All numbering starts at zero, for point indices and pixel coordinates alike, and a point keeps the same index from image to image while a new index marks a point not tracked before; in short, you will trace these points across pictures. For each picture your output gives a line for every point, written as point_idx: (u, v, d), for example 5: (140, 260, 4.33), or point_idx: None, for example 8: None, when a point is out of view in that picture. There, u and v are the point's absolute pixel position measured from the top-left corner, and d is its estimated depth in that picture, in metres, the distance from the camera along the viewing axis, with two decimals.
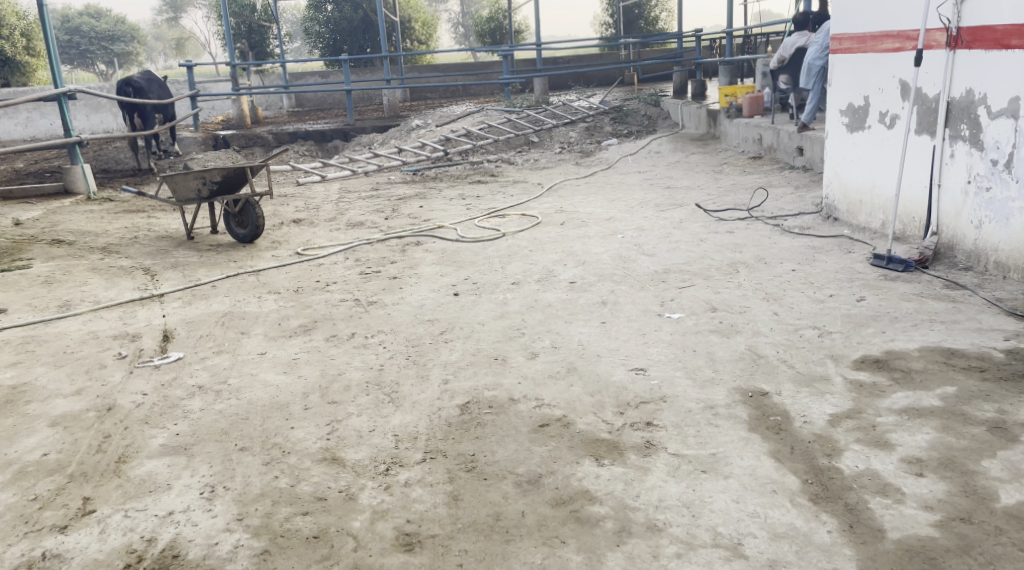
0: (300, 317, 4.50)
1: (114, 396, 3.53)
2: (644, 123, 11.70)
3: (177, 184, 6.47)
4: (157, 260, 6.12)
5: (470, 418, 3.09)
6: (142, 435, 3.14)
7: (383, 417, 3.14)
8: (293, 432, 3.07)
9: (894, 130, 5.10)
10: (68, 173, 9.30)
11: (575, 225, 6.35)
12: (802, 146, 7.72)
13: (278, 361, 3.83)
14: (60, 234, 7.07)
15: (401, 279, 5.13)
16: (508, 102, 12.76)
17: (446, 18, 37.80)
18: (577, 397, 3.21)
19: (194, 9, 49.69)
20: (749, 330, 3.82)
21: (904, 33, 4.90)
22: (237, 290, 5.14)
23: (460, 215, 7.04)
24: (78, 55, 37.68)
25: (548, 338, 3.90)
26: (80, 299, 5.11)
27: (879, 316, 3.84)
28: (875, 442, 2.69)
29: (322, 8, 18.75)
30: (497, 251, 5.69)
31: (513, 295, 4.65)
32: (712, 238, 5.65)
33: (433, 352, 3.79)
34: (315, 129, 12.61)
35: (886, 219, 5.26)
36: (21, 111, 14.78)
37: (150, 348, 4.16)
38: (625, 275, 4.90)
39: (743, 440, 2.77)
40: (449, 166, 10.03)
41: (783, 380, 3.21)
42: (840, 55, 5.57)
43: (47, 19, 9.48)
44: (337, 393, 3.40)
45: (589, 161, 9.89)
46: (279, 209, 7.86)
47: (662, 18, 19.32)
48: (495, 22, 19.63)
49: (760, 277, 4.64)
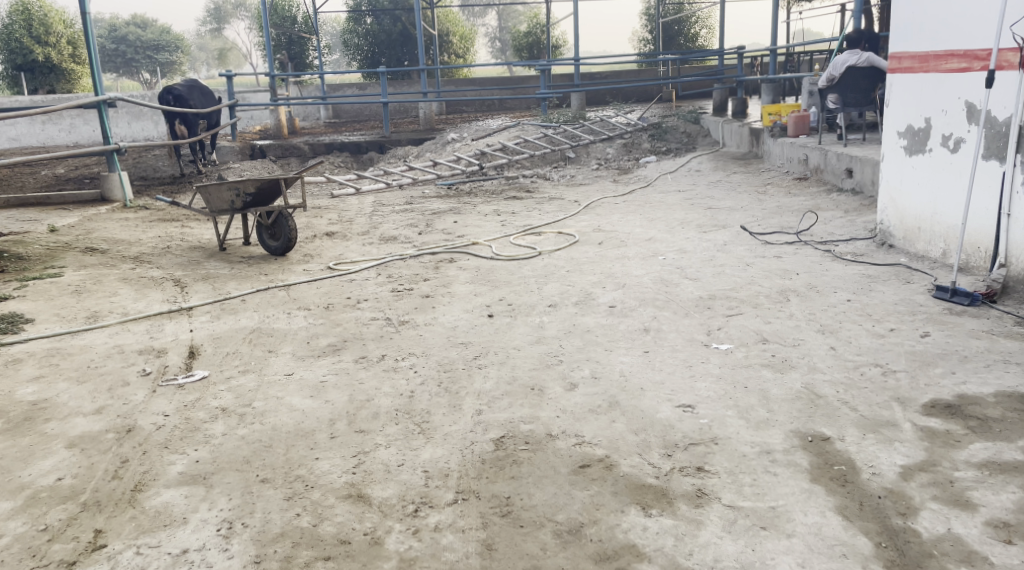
0: (330, 336, 4.34)
1: (135, 416, 3.37)
2: (683, 140, 11.44)
3: (211, 195, 6.37)
4: (188, 271, 6.01)
5: (506, 454, 2.88)
6: (161, 461, 2.97)
7: (413, 450, 2.94)
8: (317, 463, 2.88)
9: (958, 155, 4.85)
10: (106, 181, 9.29)
11: (614, 245, 6.14)
12: (851, 168, 7.43)
13: (306, 383, 3.66)
14: (94, 242, 7.01)
15: (434, 298, 4.96)
16: (545, 117, 12.59)
17: (484, 33, 38.06)
18: (620, 435, 3.00)
19: (236, 19, 50.33)
20: (805, 366, 3.58)
21: (972, 53, 4.66)
22: (267, 305, 4.99)
23: (494, 231, 6.86)
24: (124, 63, 38.60)
25: (588, 367, 3.68)
26: (108, 310, 5.00)
27: (946, 356, 3.60)
28: (954, 501, 2.50)
29: (361, 20, 18.79)
30: (533, 270, 5.50)
31: (550, 318, 4.45)
32: (759, 263, 5.40)
33: (466, 379, 3.59)
34: (350, 141, 12.54)
35: (947, 248, 5.00)
36: (65, 117, 14.95)
37: (175, 364, 4.00)
38: (668, 300, 4.68)
39: (806, 492, 2.57)
40: (484, 181, 9.87)
41: (845, 425, 3.00)
42: (900, 75, 5.32)
43: (88, 26, 9.48)
44: (365, 420, 3.22)
45: (627, 178, 9.67)
46: (312, 221, 7.74)
47: (702, 35, 19.06)
48: (534, 37, 19.53)
49: (813, 308, 4.39)
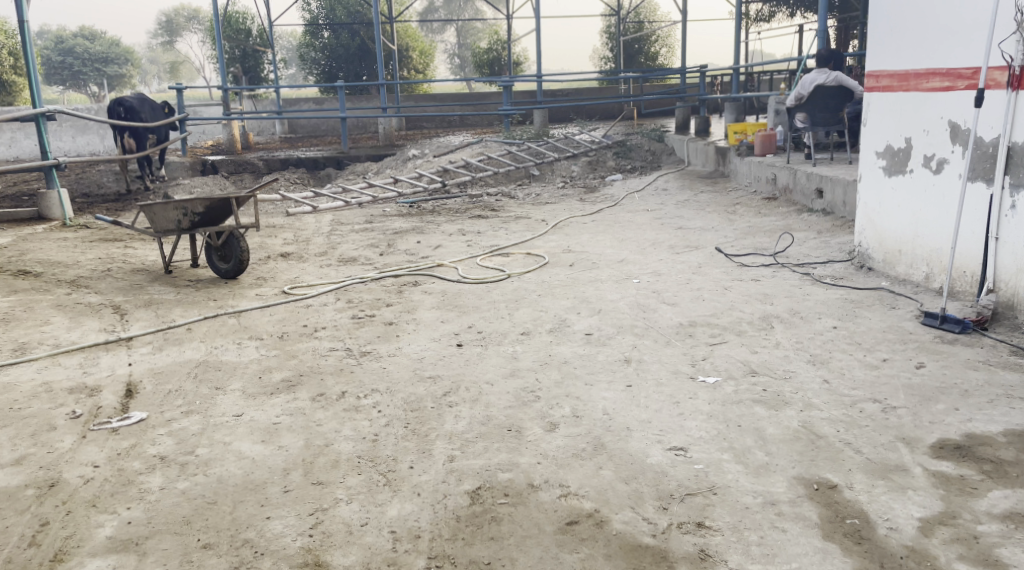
0: (284, 369, 3.99)
1: (60, 468, 3.00)
2: (648, 158, 11.30)
3: (156, 214, 5.97)
4: (130, 296, 5.60)
5: (483, 510, 2.58)
6: (87, 523, 2.62)
7: (378, 506, 2.62)
8: (268, 524, 2.56)
9: (941, 176, 4.69)
10: (43, 198, 8.77)
11: (585, 268, 5.88)
12: (821, 188, 7.28)
13: (257, 426, 3.30)
14: (28, 265, 6.53)
15: (398, 326, 4.63)
16: (507, 134, 12.34)
17: (443, 49, 38.03)
18: (609, 485, 2.71)
19: (189, 33, 49.48)
20: (800, 402, 3.33)
21: (956, 71, 4.51)
22: (215, 335, 4.62)
23: (460, 252, 6.55)
24: (72, 76, 37.55)
25: (568, 405, 3.38)
26: (38, 341, 4.59)
27: (948, 389, 3.39)
28: (982, 561, 2.28)
29: (319, 34, 18.39)
30: (503, 295, 5.20)
31: (524, 348, 4.16)
32: (736, 286, 5.17)
33: (435, 420, 3.27)
34: (308, 157, 12.14)
35: (930, 271, 4.83)
36: (6, 130, 14.29)
37: (109, 405, 3.61)
38: (646, 327, 4.41)
39: (820, 553, 2.33)
40: (447, 199, 9.56)
41: (852, 469, 2.75)
42: (878, 94, 5.16)
43: (26, 35, 8.99)
44: (323, 470, 2.88)
45: (594, 197, 9.42)
46: (266, 241, 7.35)
47: (662, 54, 19.03)
48: (494, 53, 19.33)
49: (799, 336, 4.16)
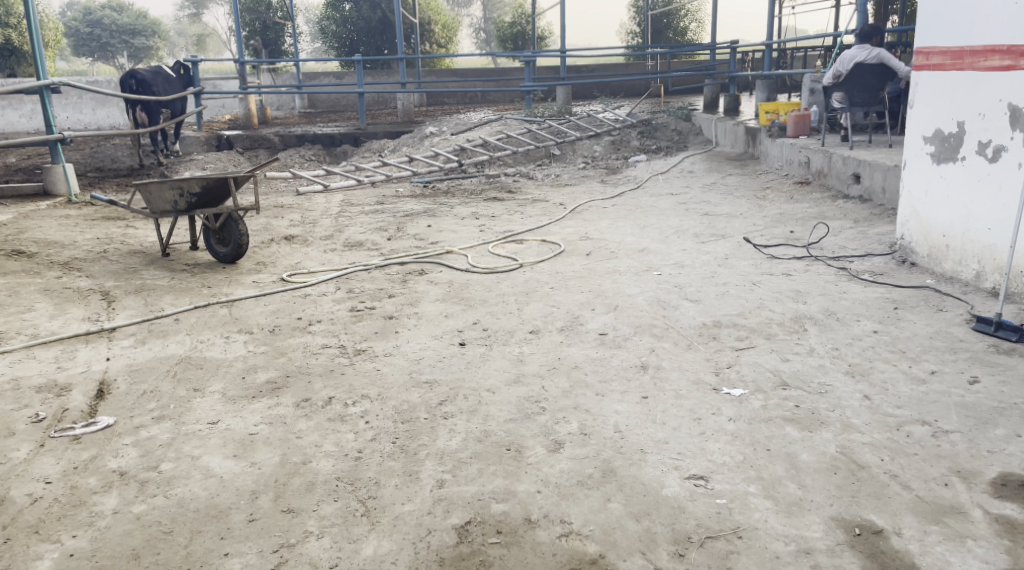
0: (269, 369, 3.66)
1: (9, 483, 2.71)
2: (674, 138, 10.83)
3: (152, 194, 5.65)
4: (121, 281, 5.30)
5: (471, 552, 2.28)
6: (25, 554, 2.34)
7: (352, 543, 2.33)
8: (227, 563, 2.27)
9: (997, 165, 4.26)
10: (48, 173, 8.50)
11: (604, 257, 5.50)
12: (858, 173, 6.83)
13: (231, 436, 2.99)
14: (24, 244, 6.26)
15: (398, 320, 4.29)
16: (529, 111, 11.91)
17: (469, 23, 37.41)
18: (617, 523, 2.38)
19: (215, 5, 49.13)
20: (838, 422, 2.95)
21: (1018, 49, 4.07)
22: (203, 327, 4.31)
23: (472, 238, 6.19)
24: (99, 48, 37.35)
25: (576, 420, 3.03)
26: (16, 330, 4.30)
27: (1006, 410, 2.99)
28: None
29: (340, 6, 17.98)
30: (513, 286, 4.84)
31: (532, 349, 3.80)
32: (766, 281, 4.77)
33: (427, 435, 2.92)
34: (323, 133, 11.80)
35: (982, 269, 4.41)
36: (26, 102, 14.07)
37: (77, 408, 3.31)
38: (666, 328, 4.03)
39: None
40: (463, 179, 9.20)
41: (899, 509, 2.40)
42: (928, 73, 4.70)
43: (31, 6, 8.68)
44: (296, 495, 2.56)
45: (616, 179, 9.00)
46: (272, 222, 7.04)
47: (691, 29, 18.42)
48: (519, 28, 18.80)
49: (835, 341, 3.78)
